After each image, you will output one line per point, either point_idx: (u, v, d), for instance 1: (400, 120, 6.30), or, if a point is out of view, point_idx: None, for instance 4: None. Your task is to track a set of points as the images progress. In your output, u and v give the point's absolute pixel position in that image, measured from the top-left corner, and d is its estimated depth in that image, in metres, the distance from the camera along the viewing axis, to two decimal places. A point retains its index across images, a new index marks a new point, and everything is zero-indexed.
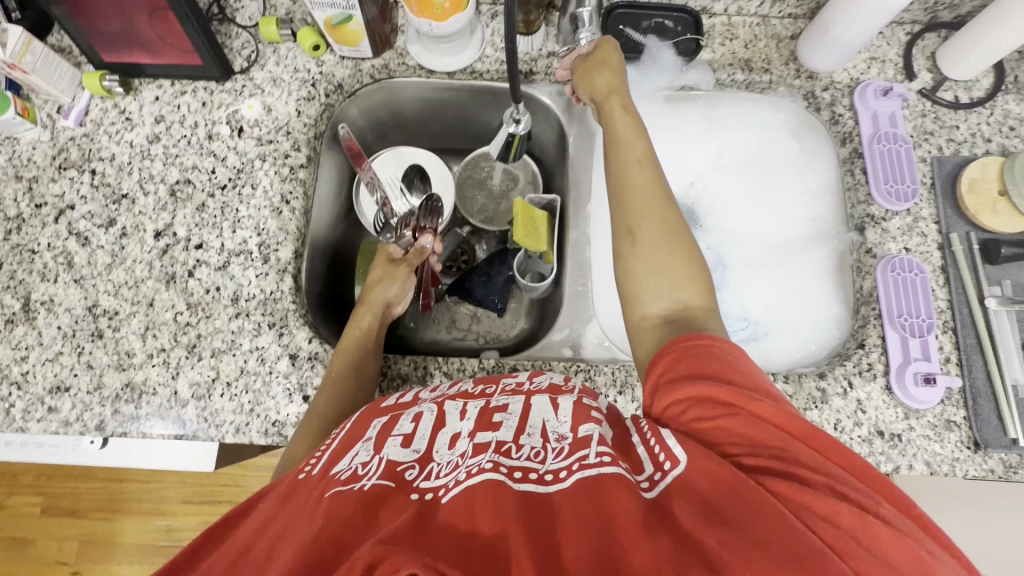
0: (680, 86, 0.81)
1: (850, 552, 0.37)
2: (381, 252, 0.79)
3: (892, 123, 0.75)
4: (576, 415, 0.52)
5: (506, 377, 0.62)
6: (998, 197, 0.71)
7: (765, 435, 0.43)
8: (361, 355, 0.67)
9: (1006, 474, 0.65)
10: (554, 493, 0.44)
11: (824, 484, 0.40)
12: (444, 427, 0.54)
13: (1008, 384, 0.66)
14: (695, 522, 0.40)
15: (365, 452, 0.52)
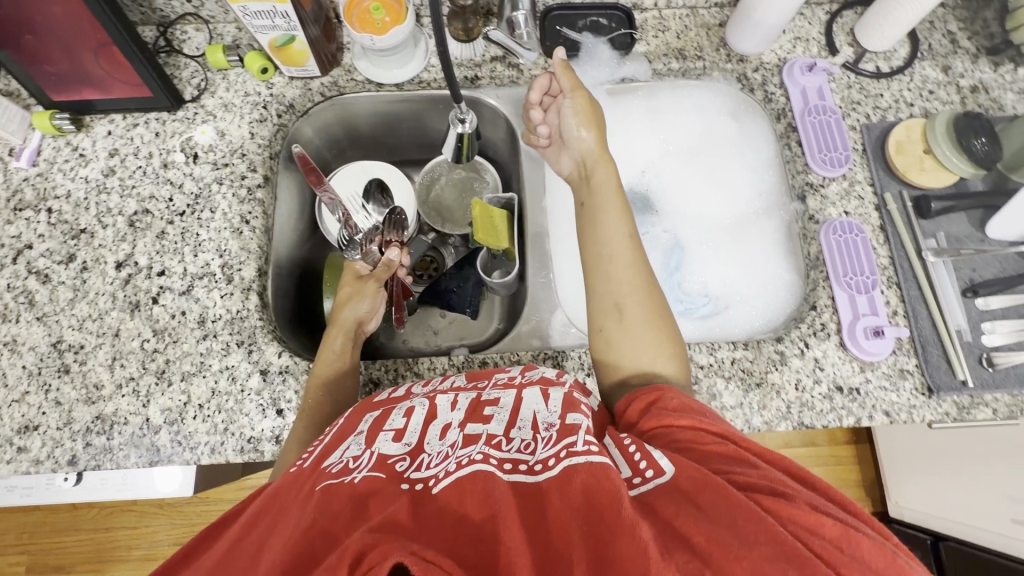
0: (620, 78, 0.84)
1: (835, 557, 0.38)
2: (349, 270, 0.80)
3: (820, 96, 0.80)
4: (564, 405, 0.55)
5: (499, 372, 0.65)
6: (924, 155, 0.75)
7: (749, 459, 0.47)
8: (335, 375, 0.67)
9: (960, 415, 0.68)
10: (541, 481, 0.46)
11: (806, 499, 0.42)
12: (436, 419, 0.57)
13: (953, 329, 0.70)
14: (682, 520, 0.41)
15: (356, 447, 0.55)
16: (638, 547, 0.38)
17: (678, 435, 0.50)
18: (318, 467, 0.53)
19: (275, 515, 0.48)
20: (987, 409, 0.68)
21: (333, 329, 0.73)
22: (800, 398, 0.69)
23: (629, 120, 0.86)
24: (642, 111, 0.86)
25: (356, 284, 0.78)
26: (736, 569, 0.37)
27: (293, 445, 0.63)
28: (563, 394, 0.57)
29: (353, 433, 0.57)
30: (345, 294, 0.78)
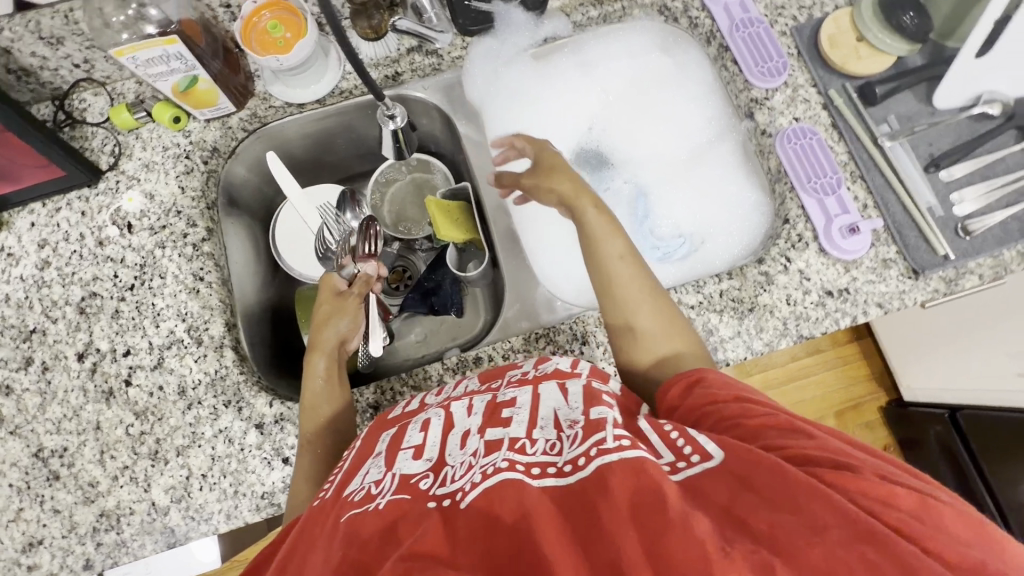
0: (543, 39, 0.81)
1: (912, 528, 0.38)
2: (325, 284, 0.76)
3: (744, 9, 0.78)
4: (586, 399, 0.54)
5: (511, 368, 0.64)
6: (857, 44, 0.74)
7: (803, 428, 0.47)
8: (326, 402, 0.65)
9: (949, 289, 0.69)
10: (573, 483, 0.45)
11: (872, 470, 0.42)
12: (455, 428, 0.57)
13: (924, 207, 0.70)
14: (744, 510, 0.40)
15: (376, 468, 0.54)
16: (698, 547, 0.38)
17: (726, 413, 0.50)
18: (342, 493, 0.52)
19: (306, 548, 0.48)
20: (974, 276, 0.69)
21: (314, 353, 0.70)
22: (794, 312, 0.69)
23: (562, 81, 0.84)
24: (574, 68, 0.83)
25: (331, 301, 0.74)
26: (809, 555, 0.36)
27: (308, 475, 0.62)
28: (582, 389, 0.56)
29: (372, 456, 0.56)
30: (324, 311, 0.74)
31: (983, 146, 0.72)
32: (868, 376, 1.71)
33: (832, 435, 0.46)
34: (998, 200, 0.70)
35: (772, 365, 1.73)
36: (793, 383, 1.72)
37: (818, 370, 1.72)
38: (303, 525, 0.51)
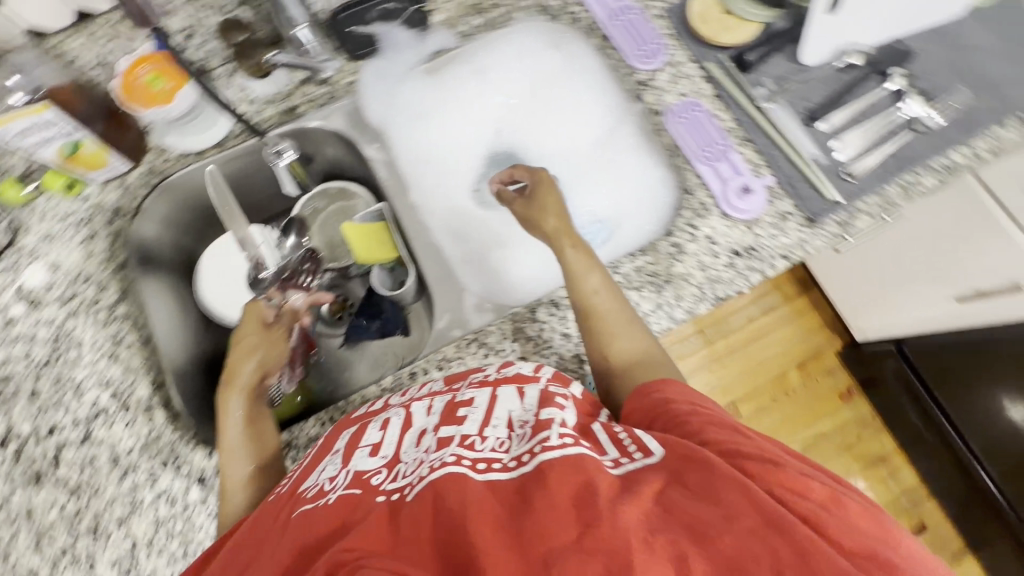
0: (433, 52, 0.82)
1: (822, 521, 0.42)
2: (251, 312, 0.74)
3: None
4: (541, 401, 0.56)
5: (474, 371, 0.66)
6: (725, 16, 0.79)
7: (743, 428, 0.50)
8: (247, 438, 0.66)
9: (844, 231, 0.73)
10: (516, 479, 0.47)
11: (797, 467, 0.45)
12: (412, 427, 0.60)
13: (808, 159, 0.74)
14: (670, 500, 0.43)
15: (332, 467, 0.58)
16: (625, 537, 0.39)
17: (678, 415, 0.53)
18: (297, 494, 0.56)
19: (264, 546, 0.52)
20: (866, 216, 0.73)
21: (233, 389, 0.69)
22: (708, 276, 0.72)
23: (463, 92, 0.84)
24: (472, 78, 0.84)
25: (252, 332, 0.73)
26: (723, 543, 0.39)
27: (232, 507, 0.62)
28: (538, 391, 0.57)
29: (330, 456, 0.61)
30: (246, 342, 0.72)
31: (853, 94, 0.77)
32: (821, 326, 1.78)
33: (767, 438, 0.50)
34: (872, 143, 0.75)
35: (731, 331, 1.79)
36: (753, 344, 1.78)
37: (774, 328, 1.79)
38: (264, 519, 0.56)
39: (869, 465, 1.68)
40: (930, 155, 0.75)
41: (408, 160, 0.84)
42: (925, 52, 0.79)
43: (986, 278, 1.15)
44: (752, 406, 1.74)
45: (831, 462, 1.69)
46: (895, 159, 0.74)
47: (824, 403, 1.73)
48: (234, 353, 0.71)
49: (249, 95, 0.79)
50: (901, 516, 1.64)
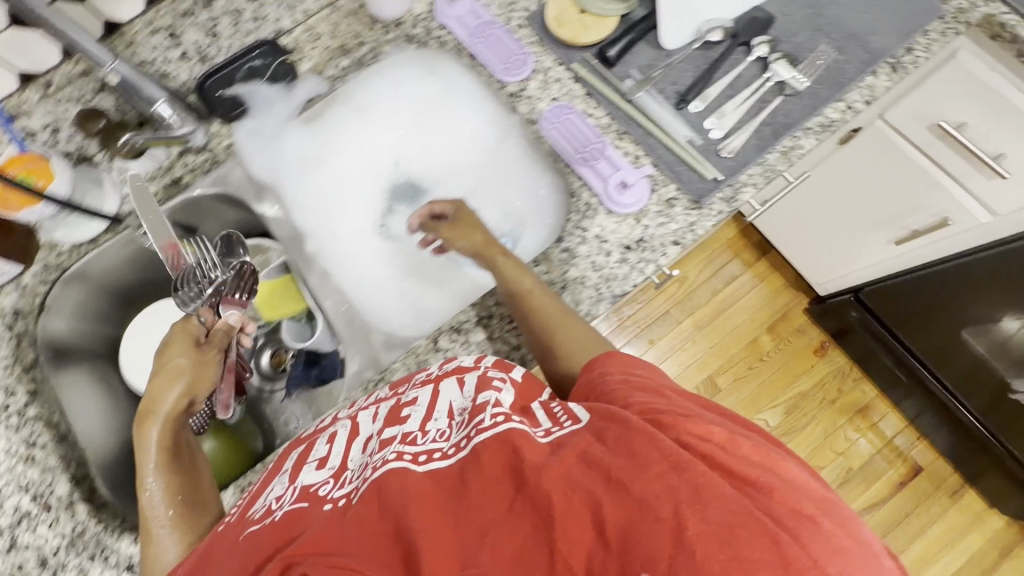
0: (305, 103, 0.82)
1: (723, 461, 0.43)
2: (179, 332, 0.70)
3: (476, 16, 0.82)
4: (478, 386, 0.56)
5: (419, 373, 0.67)
6: (581, 15, 0.79)
7: (663, 392, 0.52)
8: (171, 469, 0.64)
9: (730, 207, 0.73)
10: (455, 464, 0.48)
11: (703, 417, 0.47)
12: (360, 435, 0.61)
13: (683, 142, 0.74)
14: (590, 453, 0.44)
15: (280, 485, 0.58)
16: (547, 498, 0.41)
17: (608, 385, 0.54)
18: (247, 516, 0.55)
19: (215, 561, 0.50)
20: (751, 188, 0.74)
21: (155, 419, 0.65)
22: (603, 275, 0.72)
23: (347, 131, 0.84)
24: (353, 116, 0.84)
25: (179, 354, 0.69)
26: (631, 485, 0.40)
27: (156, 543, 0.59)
28: (474, 377, 0.58)
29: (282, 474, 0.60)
30: (173, 364, 0.68)
31: (720, 69, 0.77)
32: (784, 285, 1.78)
33: (685, 397, 0.52)
34: (745, 115, 0.75)
35: (697, 306, 1.79)
36: (721, 315, 1.78)
37: (738, 296, 1.78)
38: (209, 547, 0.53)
39: (855, 415, 1.68)
40: (805, 116, 0.75)
41: (309, 209, 0.84)
42: (785, 15, 0.79)
43: (917, 216, 1.15)
44: (731, 377, 1.73)
45: (817, 419, 1.68)
46: (771, 127, 0.75)
47: (800, 361, 1.72)
48: (157, 376, 0.67)
49: (130, 176, 0.79)
50: (895, 460, 1.64)
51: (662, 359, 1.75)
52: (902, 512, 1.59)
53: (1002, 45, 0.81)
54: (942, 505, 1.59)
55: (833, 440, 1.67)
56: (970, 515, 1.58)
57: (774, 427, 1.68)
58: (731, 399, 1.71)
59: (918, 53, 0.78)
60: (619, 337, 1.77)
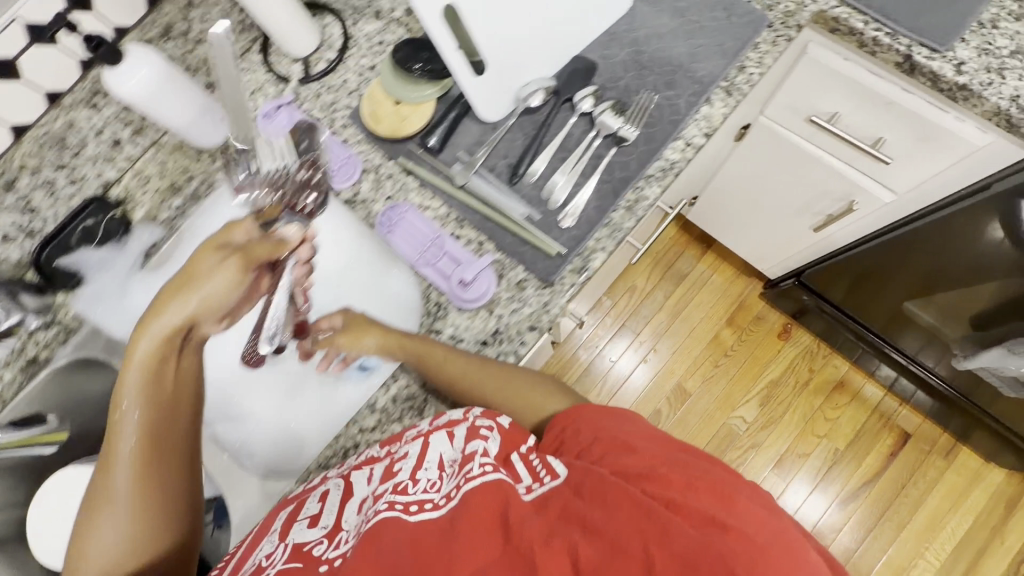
0: (142, 254, 0.78)
1: (683, 503, 0.48)
2: (234, 228, 0.49)
3: (297, 125, 0.79)
4: (464, 436, 0.57)
5: (409, 429, 0.62)
6: (397, 106, 0.75)
7: (629, 439, 0.55)
8: (111, 494, 0.48)
9: (582, 277, 0.69)
10: (446, 515, 0.50)
11: (665, 461, 0.52)
12: (353, 496, 0.58)
13: (521, 220, 0.70)
14: (570, 508, 0.48)
15: (269, 543, 0.56)
16: (530, 556, 0.45)
17: (582, 439, 0.58)
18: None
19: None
20: (601, 252, 0.70)
21: (135, 364, 0.46)
22: None
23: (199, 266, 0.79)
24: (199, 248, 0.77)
25: (204, 274, 0.47)
26: (606, 537, 0.45)
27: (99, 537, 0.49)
28: (465, 427, 0.58)
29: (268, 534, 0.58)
30: (200, 268, 0.47)
31: (548, 132, 0.74)
32: (734, 274, 1.73)
33: (652, 436, 0.56)
34: (582, 176, 0.71)
35: (651, 314, 1.74)
36: (678, 318, 1.73)
37: (690, 295, 1.74)
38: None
39: (833, 392, 1.62)
40: (644, 163, 0.71)
41: None
42: (607, 59, 0.75)
43: (826, 202, 1.10)
44: (700, 380, 1.68)
45: (795, 405, 1.62)
46: (610, 184, 0.71)
47: (766, 349, 1.67)
48: (164, 292, 0.46)
49: None
50: (882, 432, 1.58)
51: (627, 375, 1.70)
52: (898, 484, 1.54)
53: (842, 38, 0.76)
54: (938, 468, 1.53)
55: (815, 423, 1.60)
56: (969, 474, 1.52)
57: (752, 422, 1.63)
58: (704, 402, 1.66)
59: (751, 69, 0.74)
60: (578, 362, 1.72)
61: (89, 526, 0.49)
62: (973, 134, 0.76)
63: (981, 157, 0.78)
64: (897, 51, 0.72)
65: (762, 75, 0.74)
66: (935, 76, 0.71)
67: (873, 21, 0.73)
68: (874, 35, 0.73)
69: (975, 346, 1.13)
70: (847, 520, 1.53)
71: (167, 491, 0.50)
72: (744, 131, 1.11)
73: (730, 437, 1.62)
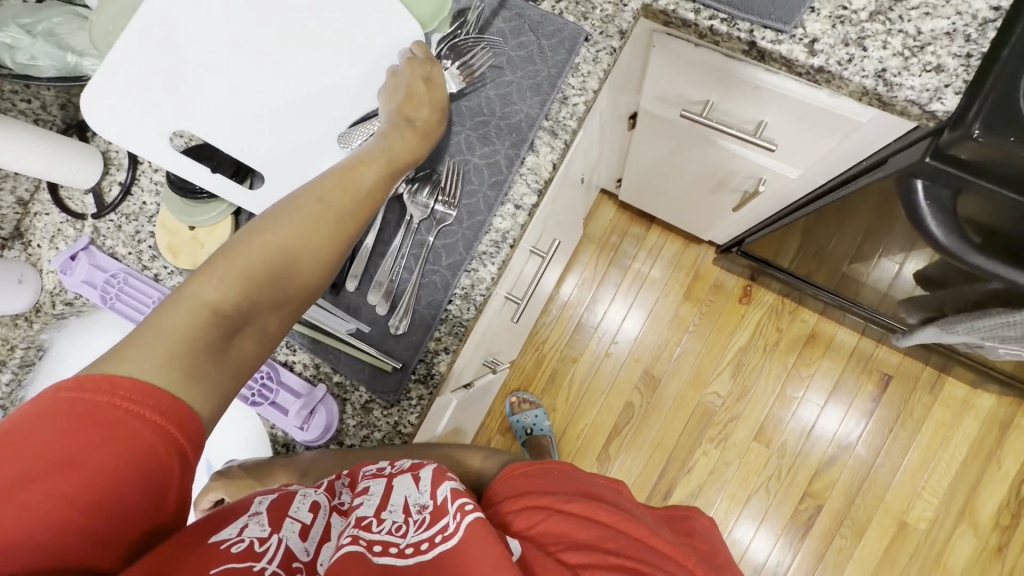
0: None
1: None
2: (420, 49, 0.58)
3: (102, 269, 0.71)
4: (435, 478, 0.49)
5: (368, 465, 0.54)
6: (193, 231, 0.67)
7: (593, 522, 0.48)
8: (315, 215, 0.48)
9: (428, 386, 0.63)
10: (415, 568, 0.43)
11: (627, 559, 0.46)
12: (329, 540, 0.45)
13: (349, 336, 0.62)
14: None
15: (259, 525, 0.43)
16: None
17: (535, 512, 0.49)
18: (207, 539, 0.41)
19: (54, 480, 0.36)
20: (444, 353, 0.63)
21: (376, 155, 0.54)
22: None
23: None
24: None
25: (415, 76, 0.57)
26: None
27: (213, 270, 0.44)
28: (432, 468, 0.50)
29: (245, 512, 0.45)
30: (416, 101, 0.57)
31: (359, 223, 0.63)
32: (683, 245, 1.61)
33: (616, 522, 0.49)
34: (405, 270, 0.63)
35: (607, 301, 1.61)
36: (636, 299, 1.60)
37: (646, 267, 1.61)
38: (126, 437, 0.37)
39: (806, 347, 1.52)
40: (473, 241, 0.63)
41: None
42: None
43: (736, 180, 0.96)
44: (668, 362, 1.56)
45: (768, 368, 1.53)
46: (438, 273, 0.63)
47: (729, 317, 1.56)
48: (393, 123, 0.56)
49: None
50: (862, 378, 1.49)
51: (592, 371, 1.59)
52: (886, 427, 1.46)
53: (680, 29, 0.64)
54: (924, 405, 1.46)
55: (791, 382, 1.51)
56: (956, 405, 1.45)
57: (727, 394, 1.53)
58: (674, 384, 1.55)
59: (574, 99, 0.64)
60: (541, 371, 1.60)
61: (303, 200, 0.49)
62: (853, 109, 0.64)
63: (868, 133, 0.66)
64: (739, 39, 0.60)
65: (587, 103, 0.64)
66: (788, 61, 0.60)
67: (705, 7, 0.61)
68: (710, 24, 0.61)
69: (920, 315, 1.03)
70: (838, 474, 1.46)
71: (302, 278, 0.48)
72: (634, 120, 0.98)
73: (707, 414, 1.52)
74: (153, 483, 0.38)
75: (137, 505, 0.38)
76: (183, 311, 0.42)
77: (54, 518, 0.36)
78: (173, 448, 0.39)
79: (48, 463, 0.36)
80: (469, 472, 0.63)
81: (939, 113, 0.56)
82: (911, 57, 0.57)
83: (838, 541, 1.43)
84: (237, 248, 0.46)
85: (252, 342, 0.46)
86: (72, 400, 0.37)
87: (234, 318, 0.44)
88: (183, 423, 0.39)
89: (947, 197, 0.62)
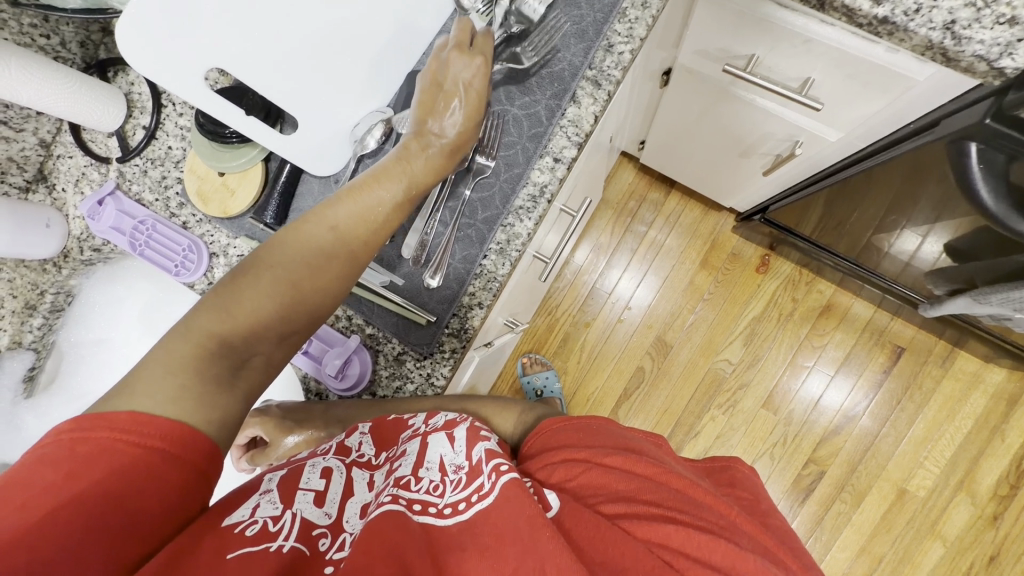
0: (21, 380, 0.77)
1: (685, 567, 0.42)
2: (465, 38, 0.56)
3: (131, 216, 0.70)
4: (468, 439, 0.50)
5: (404, 421, 0.56)
6: (223, 178, 0.66)
7: (632, 473, 0.49)
8: (324, 249, 0.49)
9: (461, 340, 0.63)
10: (452, 527, 0.43)
11: (669, 512, 0.45)
12: (353, 496, 0.49)
13: (382, 289, 0.61)
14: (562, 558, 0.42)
15: (270, 504, 0.45)
16: None
17: (572, 465, 0.51)
18: (220, 523, 0.41)
19: (57, 520, 0.35)
20: (477, 309, 0.63)
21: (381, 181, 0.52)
22: None
23: (100, 362, 0.80)
24: (96, 348, 0.80)
25: (451, 78, 0.55)
26: None
27: (224, 302, 0.45)
28: (465, 427, 0.51)
29: (257, 491, 0.47)
30: (449, 72, 0.55)
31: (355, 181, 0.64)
32: (702, 213, 1.58)
33: (658, 475, 0.49)
34: (440, 223, 0.62)
35: (621, 269, 1.60)
36: (650, 268, 1.59)
37: (662, 236, 1.59)
38: (133, 465, 0.38)
39: (819, 319, 1.52)
40: (510, 194, 0.62)
41: None
42: None
43: (769, 143, 0.93)
44: (680, 330, 1.57)
45: (781, 339, 1.53)
46: (473, 227, 0.62)
47: (745, 286, 1.55)
48: (405, 145, 0.54)
49: None
50: (874, 351, 1.50)
51: (604, 337, 1.59)
52: (893, 400, 1.48)
53: None
54: (933, 379, 1.47)
55: (802, 352, 1.52)
56: (966, 379, 1.46)
57: (737, 363, 1.54)
58: (686, 351, 1.56)
59: (620, 47, 0.61)
60: (553, 335, 1.61)
61: (314, 230, 0.49)
62: (911, 67, 0.61)
63: (920, 94, 0.63)
64: None
65: (633, 52, 0.61)
66: (849, 10, 0.57)
67: None
68: None
69: (947, 287, 1.02)
70: (842, 443, 1.48)
71: (311, 310, 0.49)
72: (667, 76, 0.96)
73: (717, 382, 1.54)
74: (164, 502, 0.39)
75: (151, 521, 0.39)
76: (192, 345, 0.43)
77: (66, 554, 0.35)
78: (183, 466, 0.40)
79: (53, 507, 0.36)
80: (501, 422, 0.65)
81: (1007, 70, 0.53)
82: (983, 7, 0.52)
83: (838, 505, 1.47)
84: (243, 283, 0.46)
85: (258, 372, 0.47)
86: (73, 443, 0.37)
87: (240, 351, 0.45)
88: (188, 441, 0.40)
89: (1002, 162, 0.61)
